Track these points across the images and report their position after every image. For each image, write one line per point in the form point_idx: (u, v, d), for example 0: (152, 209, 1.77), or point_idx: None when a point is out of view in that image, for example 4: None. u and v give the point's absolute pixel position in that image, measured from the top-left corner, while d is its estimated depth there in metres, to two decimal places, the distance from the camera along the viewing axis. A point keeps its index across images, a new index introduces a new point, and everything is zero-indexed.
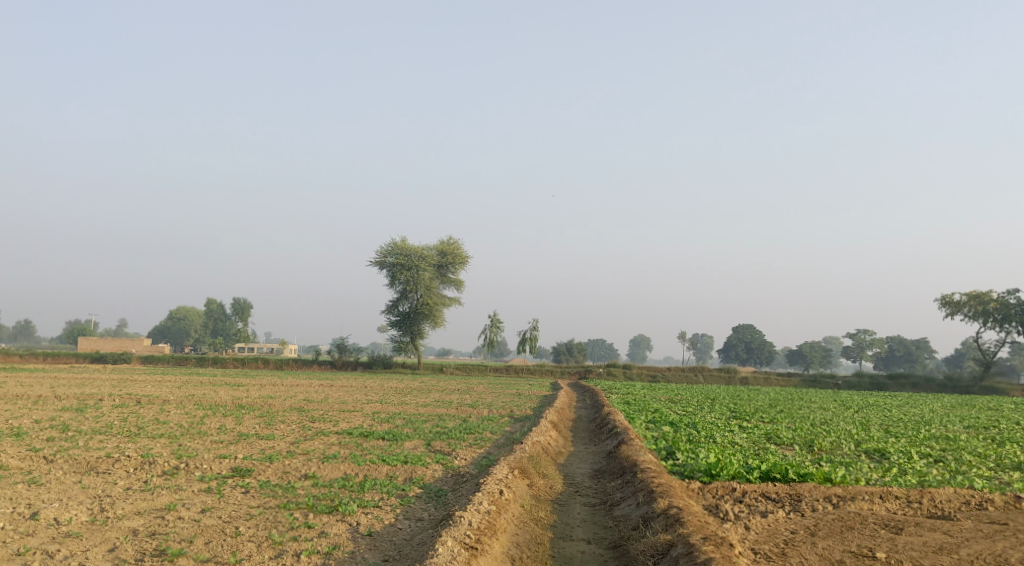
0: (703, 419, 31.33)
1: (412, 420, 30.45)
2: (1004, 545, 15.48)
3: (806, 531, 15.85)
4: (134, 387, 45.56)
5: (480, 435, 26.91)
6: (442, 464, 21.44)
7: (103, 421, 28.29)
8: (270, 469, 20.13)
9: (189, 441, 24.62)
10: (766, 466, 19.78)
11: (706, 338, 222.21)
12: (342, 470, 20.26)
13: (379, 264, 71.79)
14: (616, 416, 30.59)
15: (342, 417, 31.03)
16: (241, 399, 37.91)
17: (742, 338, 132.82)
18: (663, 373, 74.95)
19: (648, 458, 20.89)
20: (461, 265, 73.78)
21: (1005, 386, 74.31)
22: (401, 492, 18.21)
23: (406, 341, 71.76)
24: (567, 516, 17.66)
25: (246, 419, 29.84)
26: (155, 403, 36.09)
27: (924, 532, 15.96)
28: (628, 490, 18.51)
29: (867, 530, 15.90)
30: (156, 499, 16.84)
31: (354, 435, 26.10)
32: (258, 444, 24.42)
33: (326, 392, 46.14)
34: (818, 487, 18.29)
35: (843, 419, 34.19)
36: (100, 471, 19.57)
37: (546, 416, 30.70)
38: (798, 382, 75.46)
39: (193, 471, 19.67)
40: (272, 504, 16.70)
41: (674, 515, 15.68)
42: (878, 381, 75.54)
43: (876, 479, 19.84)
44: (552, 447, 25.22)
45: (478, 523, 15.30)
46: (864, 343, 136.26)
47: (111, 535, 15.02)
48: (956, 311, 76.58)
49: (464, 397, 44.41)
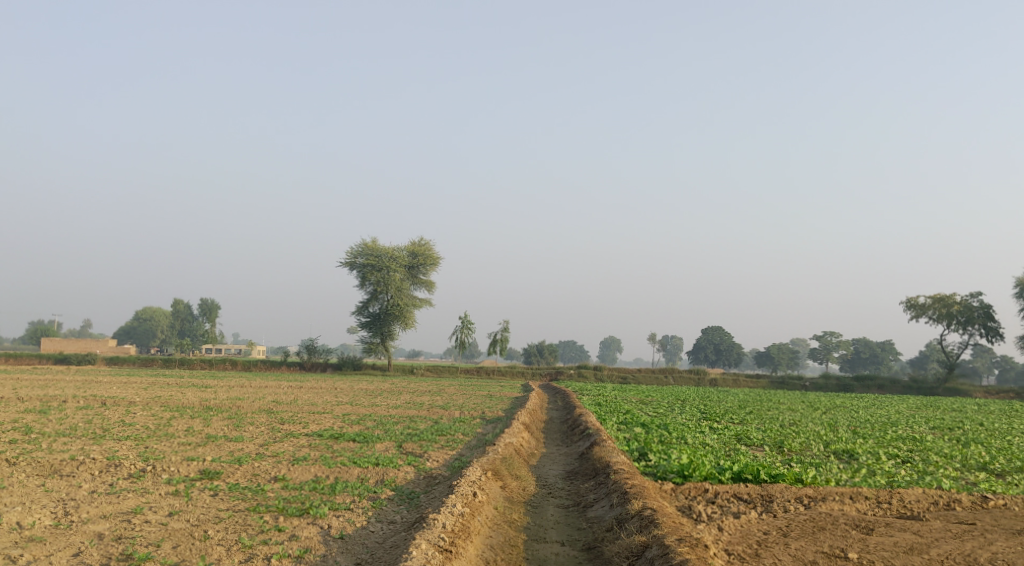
0: (674, 421, 31.35)
1: (383, 421, 30.22)
2: (974, 546, 15.57)
3: (779, 531, 15.88)
4: (99, 388, 45.08)
5: (452, 436, 26.75)
6: (414, 467, 21.28)
7: (68, 423, 27.86)
8: (239, 472, 19.86)
9: (156, 443, 24.26)
10: (738, 467, 19.79)
11: (675, 341, 223.23)
12: (312, 472, 20.03)
13: (349, 265, 71.41)
14: (587, 417, 30.51)
15: (311, 419, 30.67)
16: (208, 400, 37.46)
17: (712, 340, 133.57)
18: (634, 374, 75.11)
19: (621, 459, 20.85)
20: (432, 266, 73.51)
21: (968, 387, 75.22)
22: (373, 494, 18.03)
23: (376, 342, 71.39)
24: (541, 518, 17.56)
25: (214, 420, 29.47)
26: (121, 404, 35.67)
27: (895, 533, 16.02)
28: (601, 491, 18.45)
29: (839, 531, 15.95)
30: (122, 503, 16.54)
31: (324, 437, 25.86)
32: (226, 446, 24.12)
33: (295, 393, 45.71)
34: (789, 488, 18.33)
35: (811, 421, 34.36)
36: (64, 474, 19.19)
37: (519, 417, 30.55)
38: (766, 384, 75.89)
39: (161, 474, 19.36)
40: (242, 507, 16.45)
41: (649, 517, 15.63)
42: (844, 383, 76.19)
43: (846, 479, 19.93)
44: (524, 449, 25.12)
45: (452, 526, 15.17)
46: (830, 345, 137.55)
47: (75, 539, 14.71)
48: (921, 315, 77.36)
49: (435, 399, 44.11)
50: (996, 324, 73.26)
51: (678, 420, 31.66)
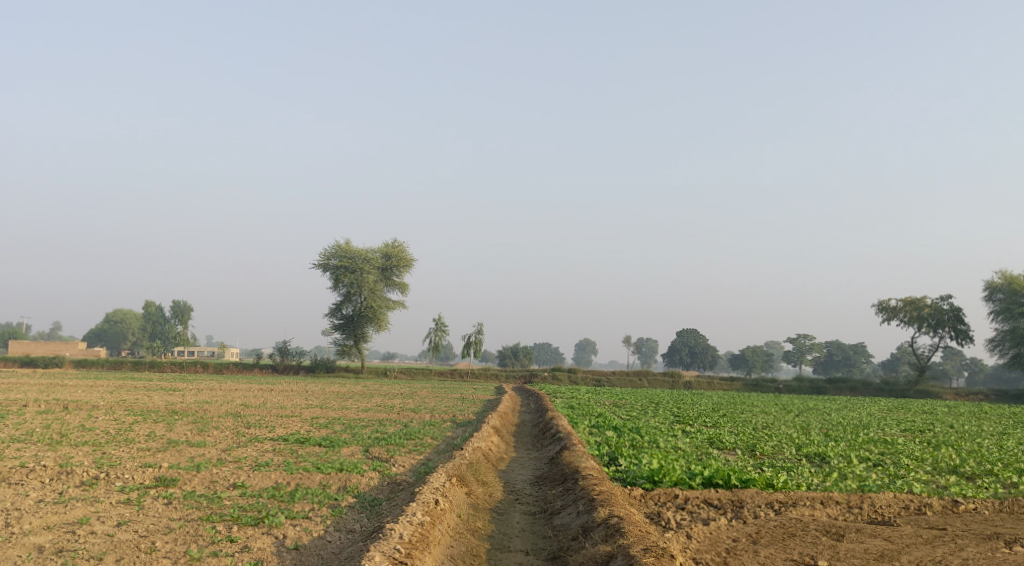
0: (647, 424, 30.95)
1: (352, 425, 29.68)
2: (944, 551, 15.23)
3: (748, 538, 15.49)
4: (64, 391, 44.07)
5: (420, 441, 26.20)
6: (379, 472, 20.74)
7: (26, 428, 27.04)
8: (197, 478, 19.24)
9: (114, 449, 23.55)
10: (708, 472, 19.35)
11: (651, 344, 223.15)
12: (273, 478, 19.42)
13: (322, 266, 70.61)
14: (559, 420, 30.05)
15: (279, 423, 30.04)
16: (174, 403, 36.65)
17: (687, 342, 133.48)
18: (608, 378, 74.78)
19: (590, 464, 20.40)
20: (405, 268, 72.79)
21: (939, 389, 75.53)
22: (333, 502, 17.45)
23: (349, 345, 70.69)
24: (505, 526, 17.06)
25: (178, 425, 28.75)
26: (84, 408, 34.82)
27: (865, 538, 15.66)
28: (569, 497, 17.98)
29: (809, 537, 15.56)
30: (68, 513, 15.87)
31: (289, 441, 25.22)
32: (188, 451, 23.41)
33: (265, 395, 44.98)
34: (760, 493, 17.93)
35: (784, 424, 34.07)
36: (12, 482, 18.51)
37: (489, 421, 30.08)
38: (740, 386, 75.83)
39: (114, 482, 18.66)
40: (195, 516, 15.84)
41: (615, 525, 15.18)
42: (817, 384, 76.22)
43: (818, 483, 19.57)
44: (493, 453, 24.58)
45: (410, 536, 14.64)
46: (804, 348, 138.05)
47: (13, 552, 14.07)
48: (892, 317, 77.75)
49: (406, 401, 43.58)
50: (965, 327, 73.63)
51: (649, 423, 31.32)
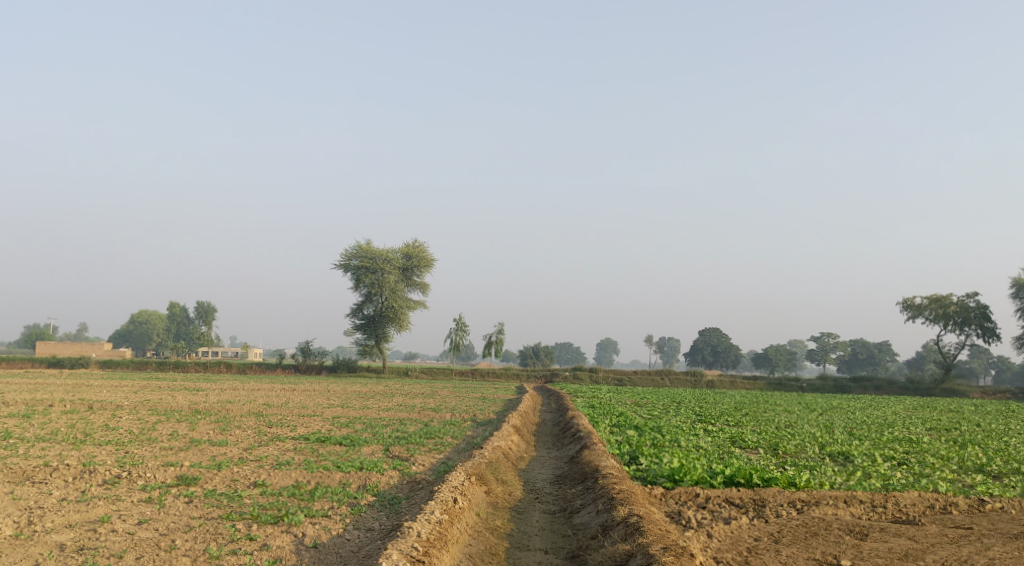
0: (668, 423, 30.75)
1: (373, 424, 29.73)
2: (970, 551, 15.01)
3: (771, 537, 15.33)
4: (88, 391, 44.43)
5: (441, 439, 26.19)
6: (400, 471, 20.72)
7: (51, 427, 27.22)
8: (218, 477, 19.30)
9: (137, 448, 23.71)
10: (730, 471, 19.20)
11: (673, 343, 222.77)
12: (294, 477, 19.44)
13: (343, 267, 70.81)
14: (580, 419, 29.91)
15: (301, 422, 30.12)
16: (198, 403, 36.86)
17: (709, 342, 132.93)
18: (630, 377, 74.49)
19: (610, 463, 20.30)
20: (426, 268, 72.86)
21: (966, 388, 74.74)
22: (353, 500, 17.44)
23: (371, 345, 70.86)
24: (525, 525, 16.98)
25: (201, 424, 28.91)
26: (109, 408, 35.05)
27: (889, 538, 15.45)
28: (588, 497, 17.86)
29: (832, 536, 15.39)
30: (90, 511, 15.96)
31: (310, 440, 25.29)
32: (209, 451, 23.48)
33: (287, 395, 45.17)
34: (782, 491, 17.75)
35: (807, 422, 33.80)
36: (36, 481, 18.67)
37: (509, 420, 29.97)
38: (762, 385, 75.31)
39: (136, 481, 18.75)
40: (215, 514, 15.87)
41: (634, 524, 15.06)
42: (841, 383, 75.60)
43: (841, 483, 19.36)
44: (513, 452, 24.53)
45: (428, 534, 14.60)
46: (828, 347, 137.18)
47: (34, 550, 14.16)
48: (918, 315, 76.94)
49: (428, 401, 43.64)
50: (993, 325, 72.79)
51: (671, 422, 31.16)
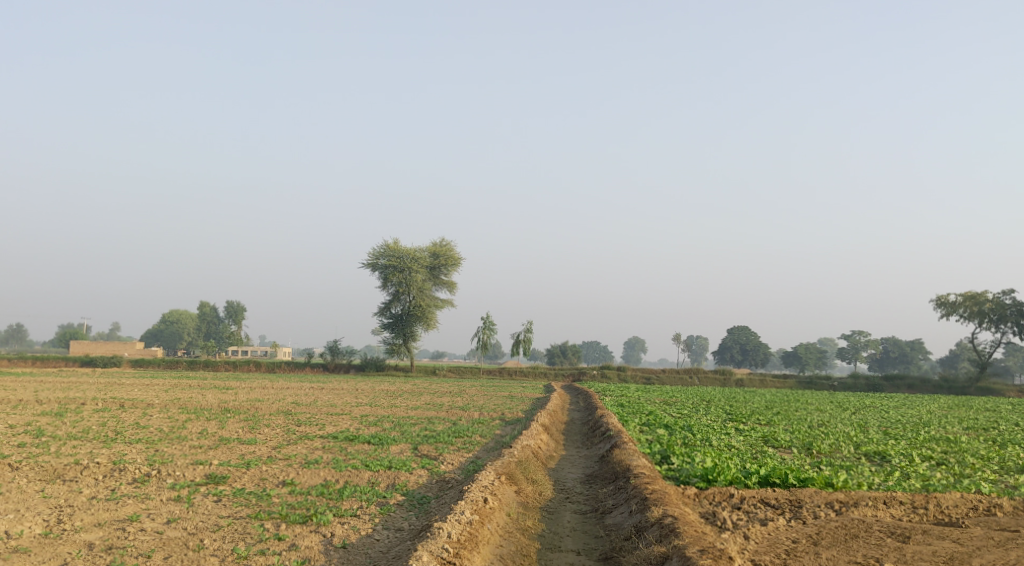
0: (698, 422, 30.38)
1: (401, 423, 29.51)
2: (1018, 555, 14.54)
3: (809, 539, 14.95)
4: (120, 390, 44.64)
5: (469, 438, 25.97)
6: (428, 470, 20.53)
7: (81, 426, 27.24)
8: (246, 476, 19.17)
9: (167, 447, 23.67)
10: (765, 471, 18.84)
11: (701, 342, 221.69)
12: (322, 476, 19.31)
13: (371, 266, 70.81)
14: (609, 419, 29.55)
15: (329, 421, 29.96)
16: (227, 402, 36.81)
17: (738, 340, 131.98)
18: (659, 375, 73.99)
19: (642, 463, 19.98)
20: (453, 267, 72.70)
21: (1001, 386, 73.48)
22: (382, 500, 17.25)
23: (399, 344, 70.83)
24: (555, 525, 16.73)
25: (230, 422, 28.83)
26: (139, 407, 35.01)
27: (933, 541, 15.02)
28: (620, 497, 17.56)
29: (873, 539, 14.98)
30: (119, 510, 15.87)
31: (339, 439, 25.14)
32: (238, 449, 23.38)
33: (316, 394, 45.09)
34: (819, 492, 17.36)
35: (841, 421, 33.26)
36: (67, 479, 18.66)
37: (538, 419, 29.68)
38: (793, 384, 74.45)
39: (165, 479, 18.69)
40: (243, 514, 15.73)
41: (670, 525, 14.75)
42: (873, 382, 74.58)
43: (879, 483, 18.90)
44: (543, 451, 24.26)
45: (458, 535, 14.38)
46: (859, 345, 135.72)
47: (62, 549, 14.08)
48: (953, 312, 75.75)
49: (456, 399, 43.42)
50: None
51: (701, 421, 30.76)
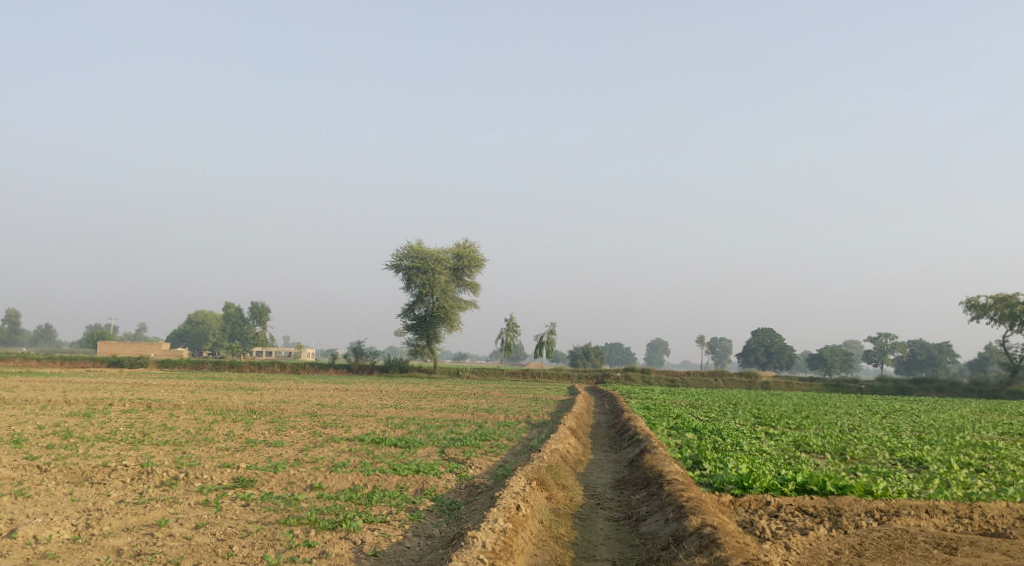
0: (727, 426, 29.82)
1: (427, 425, 29.23)
2: None
3: (852, 551, 14.56)
4: (147, 391, 44.71)
5: (496, 441, 25.69)
6: (457, 474, 20.26)
7: (109, 427, 27.20)
8: (274, 479, 18.92)
9: (193, 448, 23.55)
10: (802, 478, 18.42)
11: (725, 344, 220.46)
12: (350, 480, 19.08)
13: (395, 267, 70.77)
14: (637, 421, 29.08)
15: (355, 423, 29.73)
16: (252, 403, 36.70)
17: (762, 342, 130.93)
18: (683, 378, 73.44)
19: (674, 468, 19.60)
20: (478, 268, 72.40)
21: None
22: (411, 505, 17.00)
23: (422, 345, 70.76)
24: (590, 533, 16.44)
25: (256, 424, 28.67)
26: (166, 408, 35.09)
27: (981, 552, 14.55)
28: (654, 503, 17.22)
29: (919, 550, 14.56)
30: (147, 514, 15.73)
31: (365, 441, 24.94)
32: (265, 451, 23.28)
33: (341, 395, 44.87)
34: (858, 500, 16.91)
35: (873, 426, 32.57)
36: (95, 482, 18.52)
37: (565, 422, 29.27)
38: (820, 386, 73.64)
39: (193, 482, 18.55)
40: (272, 519, 15.54)
41: (710, 535, 14.39)
42: (901, 385, 73.64)
43: (919, 491, 18.42)
44: (571, 456, 23.91)
45: (493, 545, 14.11)
46: (885, 347, 134.19)
47: (91, 555, 13.92)
48: (983, 315, 74.71)
49: (480, 401, 43.17)
50: None
51: (731, 425, 30.24)
